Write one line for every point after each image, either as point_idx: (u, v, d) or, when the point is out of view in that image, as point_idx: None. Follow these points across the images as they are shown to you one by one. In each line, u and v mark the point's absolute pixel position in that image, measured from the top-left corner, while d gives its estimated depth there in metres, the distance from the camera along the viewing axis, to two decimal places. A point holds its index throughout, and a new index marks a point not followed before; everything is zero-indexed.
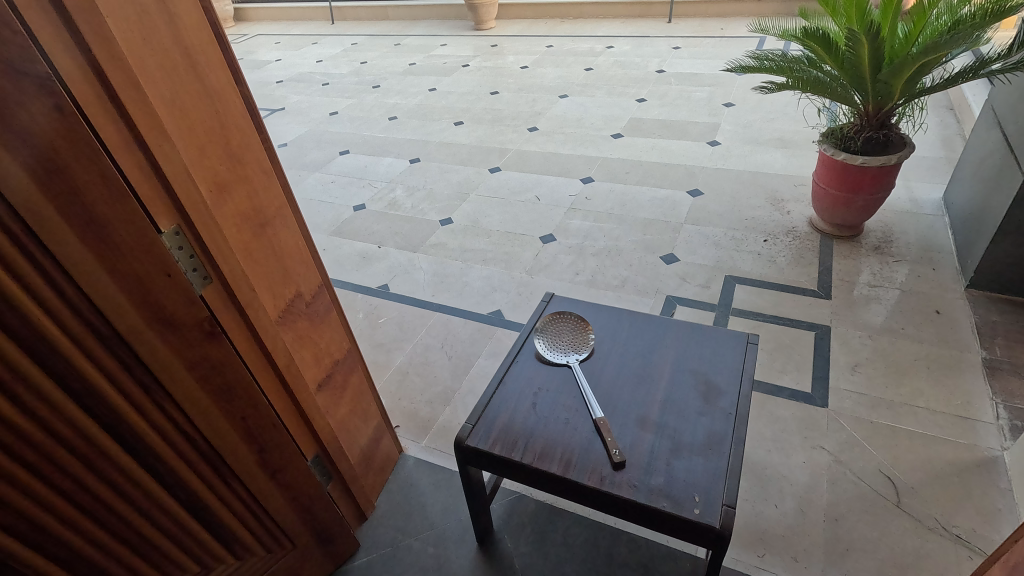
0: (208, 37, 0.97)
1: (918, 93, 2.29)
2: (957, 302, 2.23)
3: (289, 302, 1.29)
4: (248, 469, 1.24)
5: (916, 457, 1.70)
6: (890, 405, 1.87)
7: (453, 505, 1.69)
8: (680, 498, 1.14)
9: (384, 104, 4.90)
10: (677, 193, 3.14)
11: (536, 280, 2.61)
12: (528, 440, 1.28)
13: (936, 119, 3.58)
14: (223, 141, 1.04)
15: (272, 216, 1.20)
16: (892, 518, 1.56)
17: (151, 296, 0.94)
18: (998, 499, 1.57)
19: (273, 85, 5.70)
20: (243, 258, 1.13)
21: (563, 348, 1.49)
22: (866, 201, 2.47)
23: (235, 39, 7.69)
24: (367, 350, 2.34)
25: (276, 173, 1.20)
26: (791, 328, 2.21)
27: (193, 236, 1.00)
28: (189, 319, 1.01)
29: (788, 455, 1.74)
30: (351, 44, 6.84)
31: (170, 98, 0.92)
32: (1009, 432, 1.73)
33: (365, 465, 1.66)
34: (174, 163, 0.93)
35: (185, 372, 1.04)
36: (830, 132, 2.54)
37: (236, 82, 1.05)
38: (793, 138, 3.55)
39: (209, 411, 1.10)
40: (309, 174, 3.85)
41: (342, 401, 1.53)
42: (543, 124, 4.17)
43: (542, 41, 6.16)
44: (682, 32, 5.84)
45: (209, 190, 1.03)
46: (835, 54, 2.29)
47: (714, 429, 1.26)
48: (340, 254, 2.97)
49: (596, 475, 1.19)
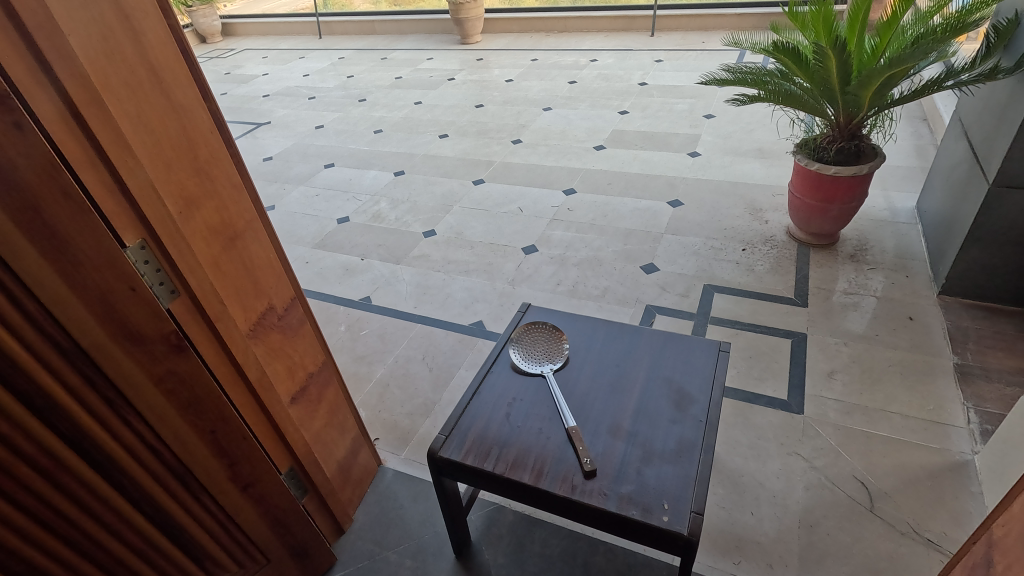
0: (175, 54, 0.98)
1: (887, 104, 2.34)
2: (930, 308, 2.27)
3: (261, 315, 1.29)
4: (219, 483, 1.23)
5: (890, 462, 1.72)
6: (864, 411, 1.89)
7: (431, 517, 1.69)
8: (650, 504, 1.15)
9: (370, 117, 4.93)
10: (658, 204, 3.18)
11: (518, 290, 2.63)
12: (501, 449, 1.29)
13: (910, 129, 3.66)
14: (190, 156, 1.05)
15: (242, 230, 1.20)
16: (866, 524, 1.57)
17: (115, 311, 0.94)
18: (969, 502, 1.59)
19: (260, 99, 5.73)
20: (212, 271, 1.13)
21: (538, 357, 1.50)
22: (841, 210, 2.51)
23: (223, 53, 7.73)
24: (348, 363, 2.33)
25: (246, 186, 1.21)
26: (768, 336, 2.23)
27: (160, 251, 1.00)
28: (155, 333, 1.01)
29: (764, 462, 1.76)
30: (339, 58, 6.89)
31: (136, 115, 0.93)
32: (980, 436, 1.75)
33: (342, 478, 1.65)
34: (139, 179, 0.93)
35: (151, 387, 1.03)
36: (804, 143, 2.59)
37: (204, 97, 1.07)
38: (772, 149, 3.61)
39: (177, 425, 1.10)
40: (293, 187, 3.85)
41: (317, 413, 1.52)
42: (527, 136, 4.21)
43: (528, 54, 6.24)
44: (665, 45, 5.94)
45: (176, 204, 1.04)
46: (805, 68, 2.34)
47: (685, 436, 1.27)
48: (323, 267, 2.97)
49: (568, 483, 1.20)
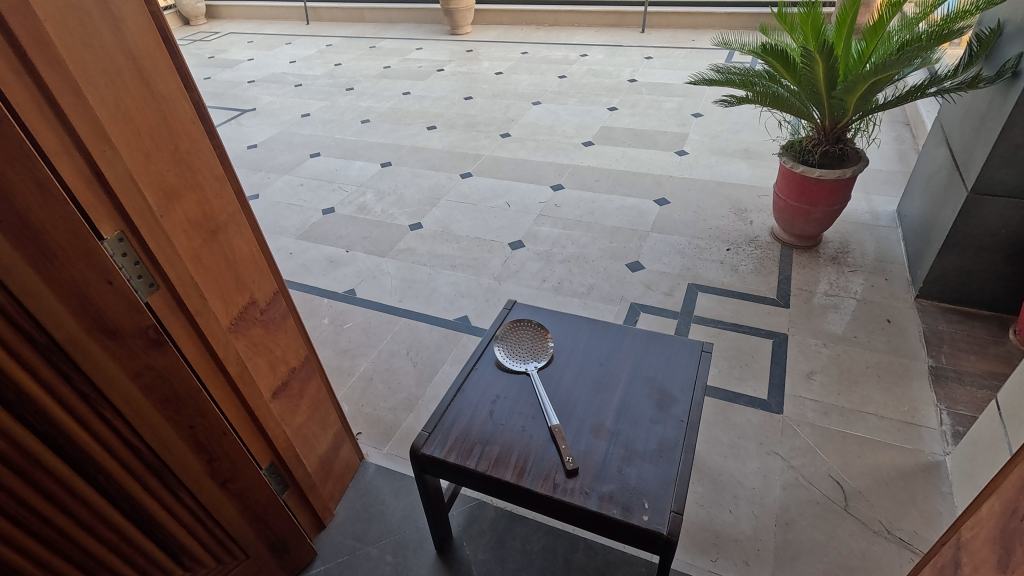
0: (155, 42, 0.95)
1: (871, 109, 2.36)
2: (908, 311, 2.31)
3: (242, 310, 1.26)
4: (197, 478, 1.21)
5: (865, 462, 1.76)
6: (842, 411, 1.92)
7: (413, 512, 1.69)
8: (630, 503, 1.16)
9: (357, 107, 4.88)
10: (645, 202, 3.19)
11: (504, 286, 2.63)
12: (484, 446, 1.29)
13: (892, 133, 3.72)
14: (171, 146, 1.02)
15: (223, 222, 1.17)
16: (840, 522, 1.60)
17: (91, 304, 0.93)
18: (939, 501, 1.63)
19: (246, 85, 5.63)
20: (192, 264, 1.11)
21: (522, 356, 1.50)
22: (824, 213, 2.54)
23: (207, 36, 7.58)
24: (331, 356, 2.32)
25: (228, 178, 1.18)
26: (749, 336, 2.26)
27: (139, 243, 0.98)
28: (133, 328, 0.99)
29: (743, 461, 1.78)
30: (327, 45, 6.80)
31: (114, 103, 0.90)
32: (952, 438, 1.80)
33: (323, 474, 1.64)
34: (118, 170, 0.91)
35: (127, 381, 1.02)
36: (790, 146, 2.60)
37: (186, 88, 1.04)
38: (758, 149, 3.65)
39: (154, 421, 1.08)
40: (278, 176, 3.80)
41: (298, 408, 1.51)
42: (515, 130, 4.20)
43: (518, 47, 6.20)
44: (655, 43, 5.93)
45: (156, 196, 1.01)
46: (794, 71, 2.36)
47: (666, 436, 1.29)
48: (307, 258, 2.94)
49: (550, 482, 1.20)
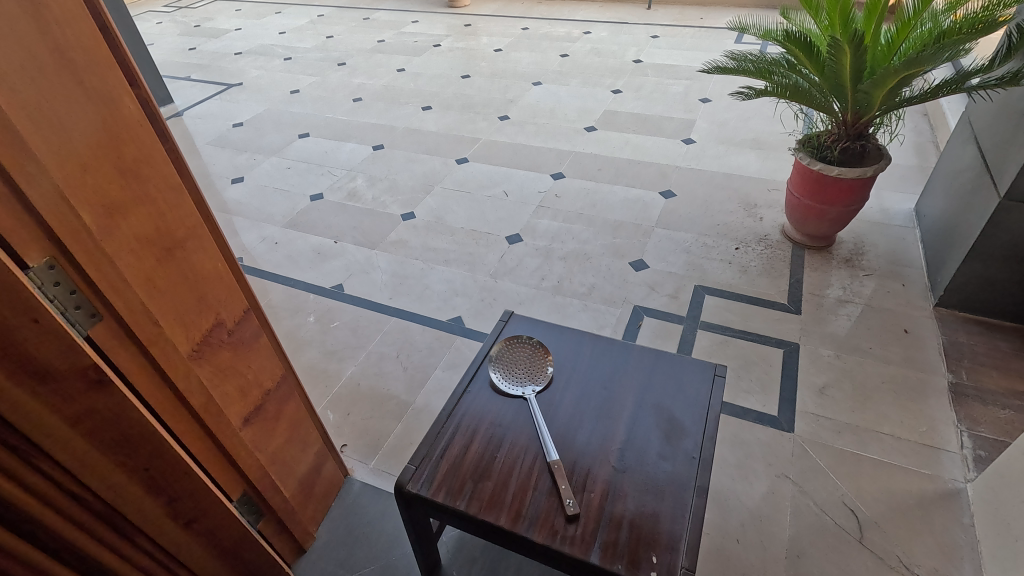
0: (89, 32, 0.80)
1: (896, 104, 2.20)
2: (925, 321, 2.19)
3: (207, 333, 1.13)
4: (156, 522, 1.09)
5: (880, 487, 1.66)
6: (855, 430, 1.82)
7: (400, 536, 1.58)
8: (637, 556, 1.05)
9: (349, 84, 4.66)
10: (649, 194, 3.05)
11: (500, 284, 2.49)
12: (477, 484, 1.17)
13: (908, 125, 3.56)
14: (114, 156, 0.87)
15: (182, 238, 1.03)
16: (853, 554, 1.51)
17: (14, 346, 0.79)
18: (959, 534, 1.54)
19: (233, 57, 5.38)
20: (144, 287, 0.96)
21: (519, 378, 1.37)
22: (839, 213, 2.40)
23: (193, 2, 7.25)
24: (316, 358, 2.19)
25: (187, 186, 1.03)
26: (758, 344, 2.14)
27: (74, 270, 0.84)
28: (69, 368, 0.85)
29: (751, 484, 1.68)
30: (318, 16, 6.50)
31: (38, 108, 0.75)
32: (973, 463, 1.70)
33: (303, 496, 1.53)
34: (43, 187, 0.77)
35: (66, 427, 0.88)
36: (806, 140, 2.45)
37: (132, 84, 0.89)
38: (768, 139, 3.49)
39: (102, 466, 0.95)
40: (264, 158, 3.62)
41: (275, 431, 1.38)
42: (514, 113, 4.01)
43: (519, 22, 5.94)
44: (661, 20, 5.69)
45: (97, 215, 0.86)
46: (816, 61, 2.19)
47: (676, 475, 1.17)
48: (294, 249, 2.79)
49: (548, 528, 1.09)
